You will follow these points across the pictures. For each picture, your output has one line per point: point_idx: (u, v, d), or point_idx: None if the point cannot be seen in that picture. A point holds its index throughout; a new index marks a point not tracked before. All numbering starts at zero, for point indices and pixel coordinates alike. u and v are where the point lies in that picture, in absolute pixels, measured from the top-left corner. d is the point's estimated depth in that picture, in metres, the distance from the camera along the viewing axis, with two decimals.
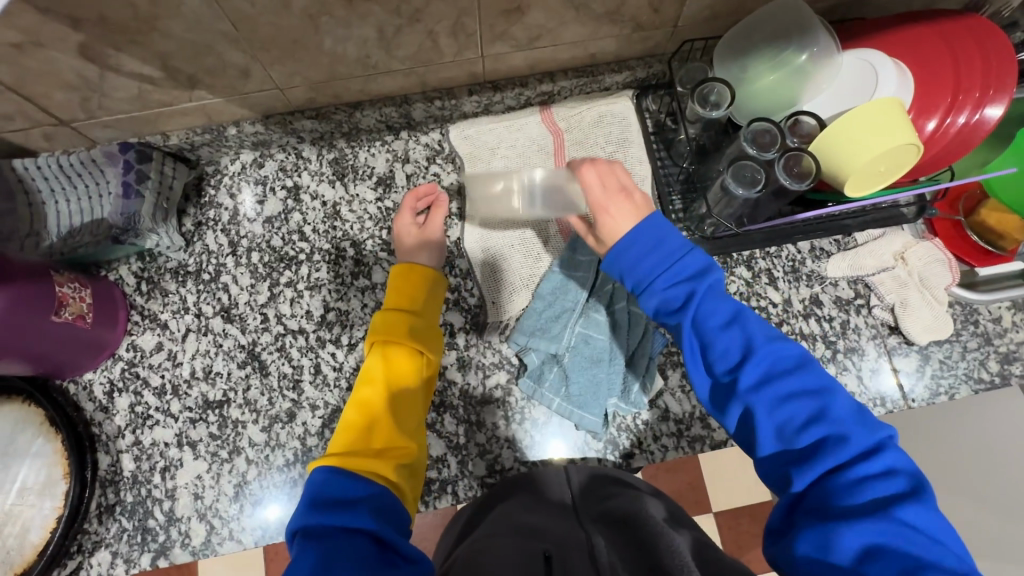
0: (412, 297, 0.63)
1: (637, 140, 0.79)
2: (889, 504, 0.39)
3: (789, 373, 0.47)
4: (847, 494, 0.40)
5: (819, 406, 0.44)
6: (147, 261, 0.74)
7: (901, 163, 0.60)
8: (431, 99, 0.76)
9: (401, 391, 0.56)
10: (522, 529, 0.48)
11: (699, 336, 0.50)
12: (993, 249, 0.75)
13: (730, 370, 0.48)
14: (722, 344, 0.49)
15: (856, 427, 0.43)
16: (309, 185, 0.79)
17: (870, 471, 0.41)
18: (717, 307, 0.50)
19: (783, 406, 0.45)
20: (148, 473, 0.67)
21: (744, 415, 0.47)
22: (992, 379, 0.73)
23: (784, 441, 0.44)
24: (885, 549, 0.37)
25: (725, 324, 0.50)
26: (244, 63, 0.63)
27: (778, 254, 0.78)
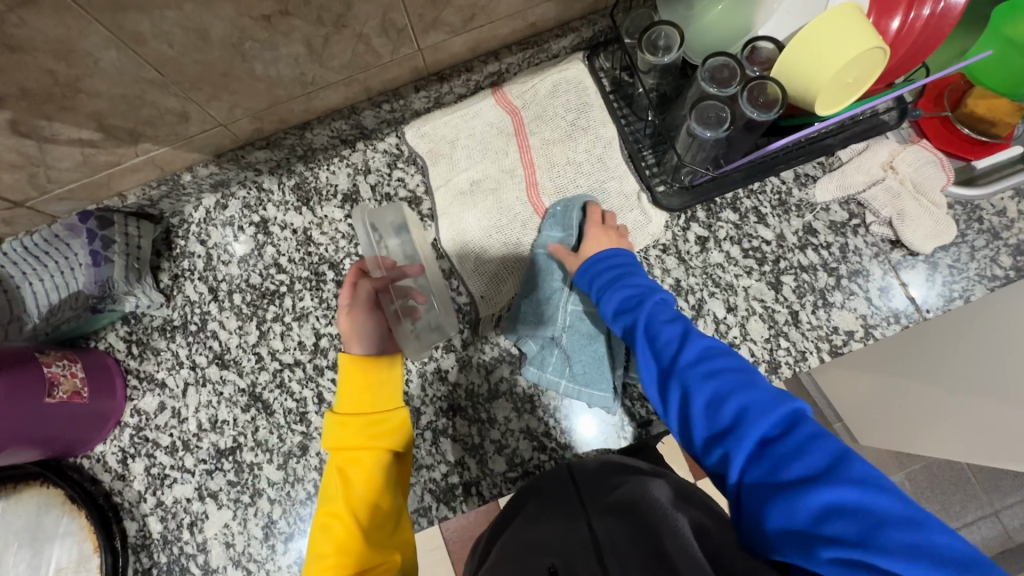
0: (367, 400, 0.54)
1: (596, 102, 0.77)
2: (830, 459, 0.37)
3: (725, 362, 0.46)
4: (794, 459, 0.38)
5: (750, 384, 0.44)
6: (133, 323, 0.73)
7: (867, 71, 0.57)
8: (379, 104, 0.74)
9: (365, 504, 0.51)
10: (528, 548, 0.46)
11: (643, 344, 0.52)
12: (988, 138, 0.73)
13: (671, 355, 0.49)
14: (663, 345, 0.50)
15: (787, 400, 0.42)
16: (276, 216, 0.77)
17: (811, 441, 0.38)
18: (662, 311, 0.53)
19: (718, 386, 0.45)
20: (176, 532, 0.67)
21: (685, 401, 0.47)
22: (1007, 275, 0.70)
23: (721, 431, 0.43)
24: (838, 505, 0.34)
25: (670, 321, 0.52)
26: (181, 107, 0.62)
27: (762, 190, 0.75)
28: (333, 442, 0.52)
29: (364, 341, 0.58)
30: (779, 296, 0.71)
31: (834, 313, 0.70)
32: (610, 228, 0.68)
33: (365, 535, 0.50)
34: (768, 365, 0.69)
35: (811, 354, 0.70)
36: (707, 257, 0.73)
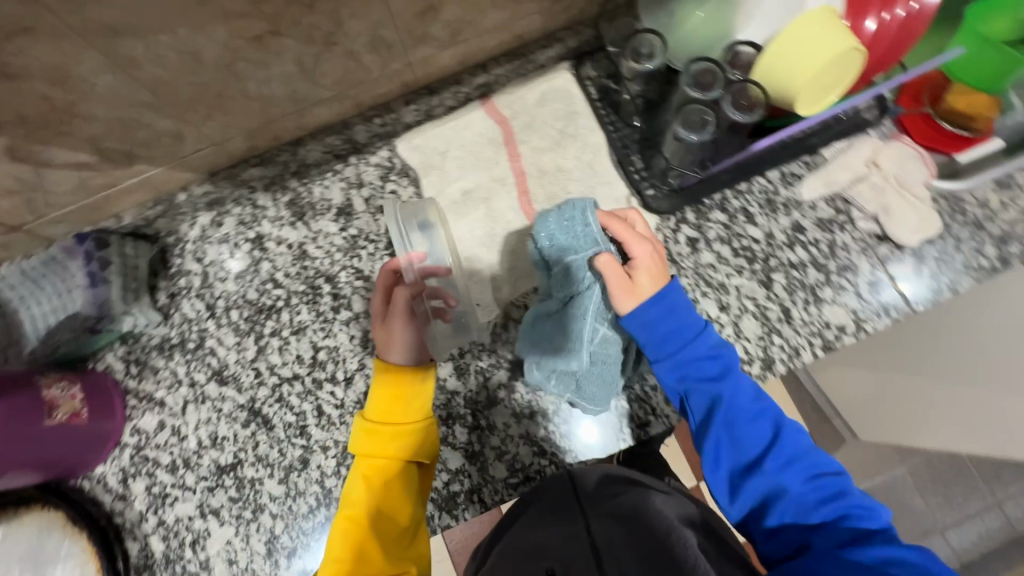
0: (393, 414, 0.63)
1: (584, 110, 0.79)
2: (886, 536, 0.51)
3: (803, 458, 0.57)
4: (864, 545, 0.50)
5: (818, 465, 0.57)
6: (132, 342, 0.74)
7: (846, 71, 0.58)
8: (369, 118, 0.75)
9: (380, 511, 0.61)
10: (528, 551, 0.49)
11: (723, 418, 0.59)
12: (968, 133, 0.75)
13: (756, 450, 0.58)
14: (744, 430, 0.59)
15: (857, 494, 0.55)
16: (271, 232, 0.77)
17: (870, 519, 0.52)
18: (743, 385, 0.61)
19: (794, 467, 0.57)
20: (179, 550, 0.67)
21: (764, 485, 0.56)
22: (993, 264, 0.71)
23: (803, 521, 0.54)
24: (894, 559, 0.48)
25: (747, 395, 0.60)
26: (175, 128, 0.63)
27: (749, 189, 0.76)
28: (362, 448, 0.63)
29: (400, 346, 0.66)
30: (770, 294, 0.72)
31: (826, 308, 0.71)
32: (655, 254, 0.64)
33: (382, 544, 0.60)
34: (763, 363, 0.69)
35: (804, 349, 0.70)
36: (698, 257, 0.74)
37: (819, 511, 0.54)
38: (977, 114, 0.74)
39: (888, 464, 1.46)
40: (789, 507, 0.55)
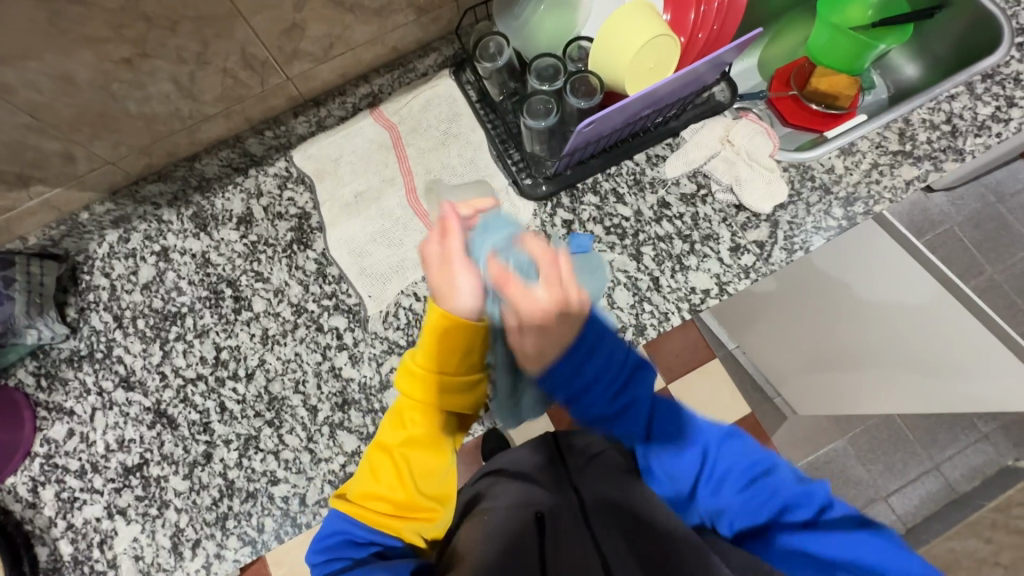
0: (450, 363, 0.59)
1: (465, 111, 0.84)
2: (837, 517, 0.53)
3: (738, 469, 0.60)
4: (821, 538, 0.52)
5: (761, 467, 0.60)
6: (42, 357, 0.77)
7: (665, 53, 0.66)
8: (261, 131, 0.80)
9: (420, 452, 0.62)
10: (525, 498, 0.68)
11: (649, 455, 0.64)
12: (830, 110, 0.91)
13: (692, 480, 0.62)
14: (673, 464, 0.63)
15: (804, 486, 0.57)
16: (175, 244, 0.82)
17: (803, 509, 0.55)
18: (670, 415, 0.63)
19: (733, 479, 0.60)
20: (87, 551, 0.70)
21: (709, 505, 0.60)
22: (840, 224, 0.77)
23: (750, 527, 0.57)
24: (850, 550, 0.49)
25: (676, 427, 0.63)
26: (64, 149, 0.68)
27: (619, 172, 0.81)
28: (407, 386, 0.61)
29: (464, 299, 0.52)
30: (640, 266, 0.77)
31: (691, 275, 0.77)
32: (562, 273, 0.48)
33: (412, 482, 0.62)
34: (636, 329, 0.75)
35: (673, 314, 0.76)
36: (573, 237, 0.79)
37: (758, 511, 0.57)
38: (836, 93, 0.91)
39: (828, 436, 1.50)
40: (738, 520, 0.58)
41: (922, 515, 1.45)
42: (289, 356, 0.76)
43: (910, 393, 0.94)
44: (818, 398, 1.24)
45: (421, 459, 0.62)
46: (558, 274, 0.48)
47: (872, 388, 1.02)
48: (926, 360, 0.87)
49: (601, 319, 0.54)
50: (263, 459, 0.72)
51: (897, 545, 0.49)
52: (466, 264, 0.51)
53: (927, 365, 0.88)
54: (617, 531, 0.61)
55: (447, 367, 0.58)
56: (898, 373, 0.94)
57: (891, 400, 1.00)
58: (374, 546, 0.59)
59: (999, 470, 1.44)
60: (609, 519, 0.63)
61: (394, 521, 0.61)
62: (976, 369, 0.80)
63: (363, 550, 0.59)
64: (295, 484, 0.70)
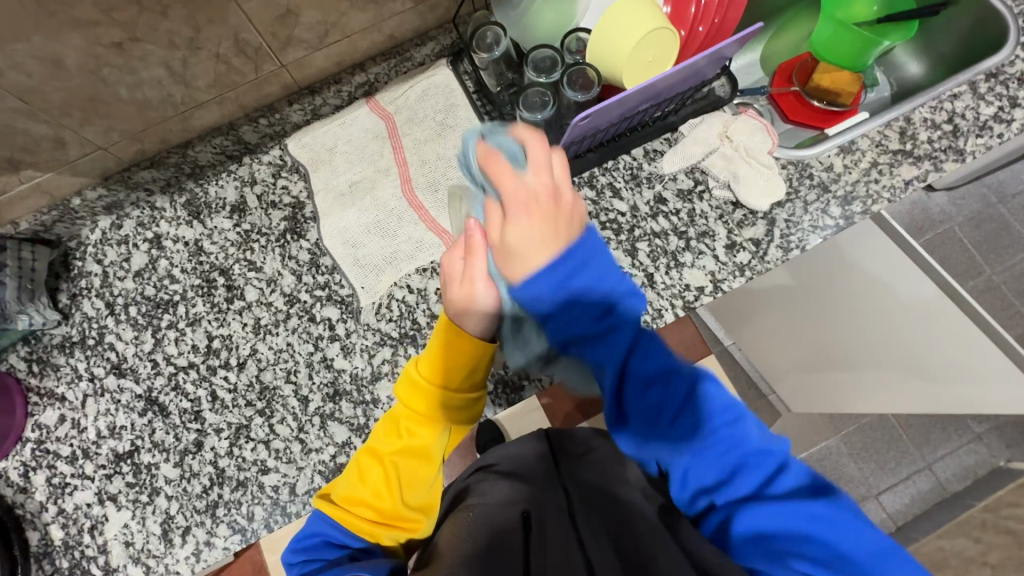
0: (446, 373, 0.61)
1: (462, 102, 0.83)
2: (796, 488, 0.51)
3: (708, 420, 0.56)
4: (776, 505, 0.50)
5: (731, 422, 0.56)
6: (34, 343, 0.77)
7: (663, 47, 0.65)
8: (255, 118, 0.79)
9: (409, 463, 0.62)
10: (512, 490, 0.67)
11: (614, 382, 0.58)
12: (836, 106, 0.91)
13: (653, 422, 0.58)
14: (640, 401, 0.58)
15: (766, 448, 0.54)
16: (168, 232, 0.81)
17: (759, 469, 0.53)
18: (641, 350, 0.59)
19: (700, 431, 0.56)
20: (78, 536, 0.70)
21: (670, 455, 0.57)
22: (837, 223, 0.77)
23: (706, 486, 0.54)
24: (808, 528, 0.48)
25: (651, 365, 0.58)
26: (55, 133, 0.67)
27: (616, 166, 0.81)
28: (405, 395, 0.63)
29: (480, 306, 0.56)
30: (634, 262, 0.77)
31: (686, 272, 0.76)
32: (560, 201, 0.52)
33: (398, 491, 0.62)
34: None
35: (667, 310, 0.76)
36: None
37: (715, 467, 0.54)
38: (841, 90, 0.90)
39: (822, 434, 1.51)
40: (697, 477, 0.55)
41: (912, 513, 1.46)
42: (281, 346, 0.75)
43: (910, 396, 0.94)
44: (815, 397, 1.23)
45: (410, 470, 0.62)
46: (545, 161, 0.52)
47: (872, 391, 1.01)
48: (928, 365, 0.86)
49: (595, 242, 0.53)
50: (254, 448, 0.72)
51: (854, 520, 0.48)
52: (486, 280, 0.56)
53: (928, 370, 0.87)
54: (596, 519, 0.60)
55: (449, 380, 0.61)
56: (897, 376, 0.93)
57: (890, 402, 0.99)
58: (350, 548, 0.60)
59: (991, 471, 1.44)
60: (590, 512, 0.63)
61: (376, 528, 0.61)
62: (982, 374, 0.80)
63: (340, 552, 0.59)
64: (285, 474, 0.71)
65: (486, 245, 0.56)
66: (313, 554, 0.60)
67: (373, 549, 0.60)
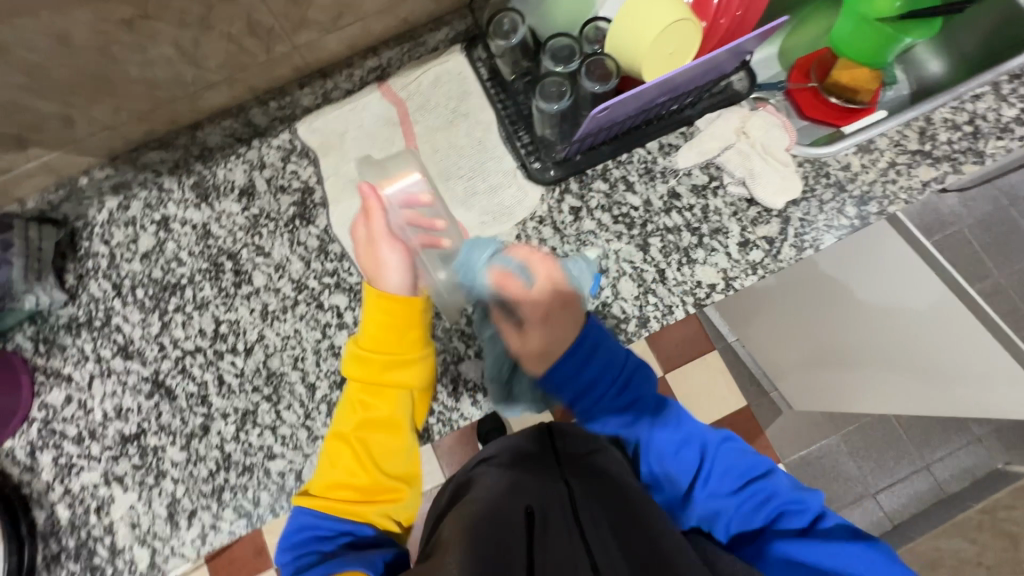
0: (390, 351, 0.69)
1: (475, 90, 0.82)
2: (831, 527, 0.63)
3: (731, 474, 0.72)
4: (819, 544, 0.61)
5: (767, 492, 0.69)
6: (40, 322, 0.76)
7: (684, 39, 0.63)
8: (265, 101, 0.78)
9: (376, 439, 0.69)
10: (514, 488, 0.65)
11: (648, 454, 0.75)
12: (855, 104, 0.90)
13: (688, 483, 0.73)
14: (671, 462, 0.74)
15: (799, 498, 0.67)
16: (176, 214, 0.80)
17: (798, 519, 0.65)
18: (665, 423, 0.75)
19: (725, 476, 0.71)
20: (84, 516, 0.70)
21: (705, 508, 0.70)
22: (852, 223, 0.76)
23: (745, 529, 0.67)
24: (851, 559, 0.58)
25: (680, 445, 0.74)
26: (62, 111, 0.66)
27: (630, 159, 0.80)
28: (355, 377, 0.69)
29: (392, 275, 0.71)
30: (646, 257, 0.76)
31: (698, 268, 0.75)
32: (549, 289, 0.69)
33: (374, 466, 0.69)
34: (638, 321, 0.74)
35: (677, 307, 0.75)
36: (580, 225, 0.78)
37: (753, 518, 0.67)
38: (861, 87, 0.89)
39: (822, 432, 1.51)
40: (734, 526, 0.68)
41: (909, 513, 1.47)
42: (289, 332, 0.75)
43: (915, 397, 0.93)
44: (817, 397, 1.23)
45: (378, 444, 0.70)
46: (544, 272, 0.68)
47: (874, 391, 1.01)
48: (933, 367, 0.86)
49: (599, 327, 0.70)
50: (260, 433, 0.72)
51: (885, 556, 0.57)
52: (386, 243, 0.71)
53: (934, 370, 0.86)
54: (605, 524, 0.58)
55: (392, 356, 0.68)
56: (903, 378, 0.93)
57: (894, 403, 0.99)
58: (345, 535, 0.66)
59: (989, 473, 1.45)
60: (597, 513, 0.60)
61: (358, 508, 0.68)
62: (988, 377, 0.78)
63: (337, 539, 0.65)
64: (291, 460, 0.71)
65: (380, 210, 0.71)
66: (310, 542, 0.66)
67: (366, 529, 0.67)
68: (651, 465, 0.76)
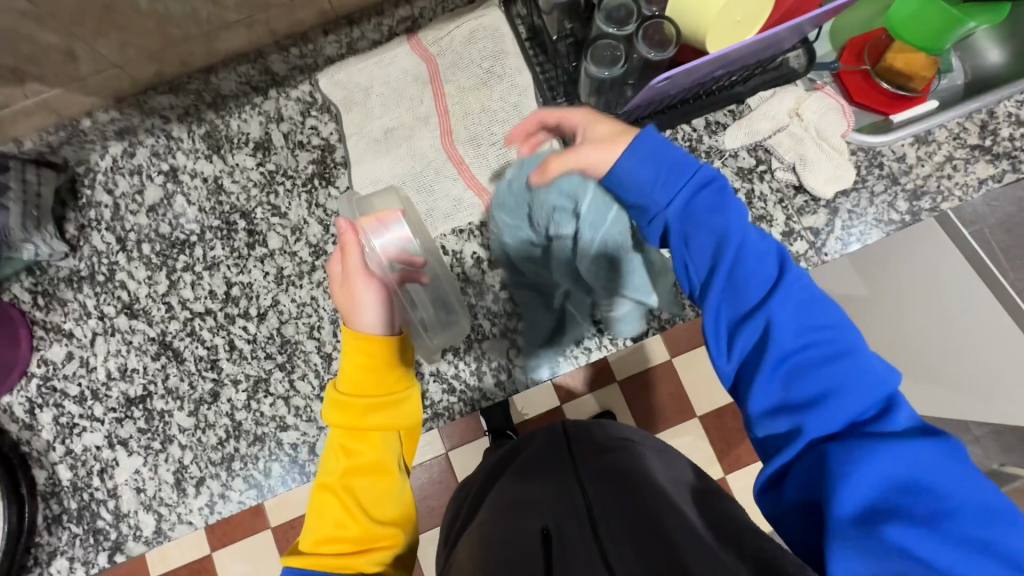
0: (377, 378, 0.51)
1: (512, 50, 0.75)
2: (916, 431, 0.38)
3: (811, 315, 0.44)
4: (884, 438, 0.37)
5: (841, 349, 0.42)
6: (39, 274, 0.72)
7: (755, 6, 0.57)
8: (286, 48, 0.72)
9: (367, 483, 0.50)
10: (519, 504, 0.52)
11: (719, 266, 0.47)
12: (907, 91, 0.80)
13: (755, 304, 0.45)
14: (747, 276, 0.46)
15: (879, 375, 0.41)
16: (186, 165, 0.75)
17: (870, 399, 0.40)
18: (751, 235, 0.47)
19: (803, 327, 0.43)
20: (86, 479, 0.68)
21: (753, 343, 0.44)
22: (903, 218, 0.72)
23: (794, 396, 0.41)
24: (918, 483, 0.35)
25: (761, 253, 0.46)
26: (64, 44, 0.58)
27: (673, 136, 0.76)
28: (336, 417, 0.51)
29: (369, 314, 0.52)
30: None
31: None
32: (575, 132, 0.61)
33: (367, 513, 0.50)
34: (673, 309, 0.70)
35: None
36: None
37: (814, 378, 0.41)
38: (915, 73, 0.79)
39: None
40: (778, 387, 0.42)
41: None
42: (305, 300, 0.71)
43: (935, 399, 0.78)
44: None
45: (370, 489, 0.50)
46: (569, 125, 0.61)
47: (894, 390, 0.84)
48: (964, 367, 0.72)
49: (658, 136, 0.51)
50: (272, 403, 0.69)
51: (967, 474, 0.35)
52: (365, 279, 0.52)
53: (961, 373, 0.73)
54: (627, 534, 0.44)
55: (381, 384, 0.51)
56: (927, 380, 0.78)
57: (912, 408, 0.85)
58: None
59: None
60: (617, 517, 0.46)
61: (352, 559, 0.47)
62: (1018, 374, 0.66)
63: None
64: (305, 433, 0.68)
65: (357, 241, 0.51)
66: None
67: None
68: (696, 260, 0.48)
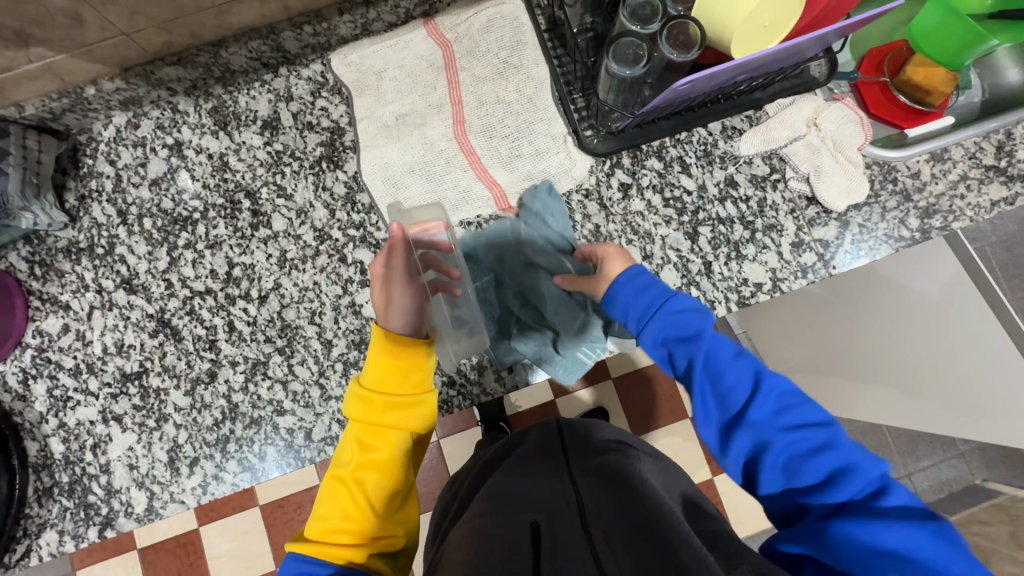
0: (396, 380, 0.52)
1: (531, 41, 0.74)
2: (906, 509, 0.42)
3: (793, 410, 0.50)
4: (876, 515, 0.41)
5: (826, 440, 0.48)
6: (36, 244, 0.70)
7: (784, 12, 0.56)
8: (299, 25, 0.69)
9: (374, 477, 0.50)
10: (511, 499, 0.50)
11: (702, 371, 0.54)
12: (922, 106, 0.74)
13: (742, 405, 0.51)
14: (729, 383, 0.52)
15: (866, 461, 0.46)
16: (191, 140, 0.73)
17: (859, 482, 0.44)
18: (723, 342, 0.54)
19: (792, 428, 0.49)
20: (79, 453, 0.67)
21: (750, 440, 0.50)
22: (912, 236, 0.71)
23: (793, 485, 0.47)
24: (916, 554, 0.39)
25: (736, 356, 0.54)
26: (71, 8, 0.54)
27: (689, 139, 0.75)
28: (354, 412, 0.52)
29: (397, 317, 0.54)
30: (694, 247, 0.73)
31: (746, 265, 0.73)
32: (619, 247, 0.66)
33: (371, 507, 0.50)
34: None
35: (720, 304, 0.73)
36: (628, 204, 0.74)
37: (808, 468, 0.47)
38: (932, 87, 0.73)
39: None
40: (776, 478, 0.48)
41: None
42: (307, 284, 0.70)
43: None
44: None
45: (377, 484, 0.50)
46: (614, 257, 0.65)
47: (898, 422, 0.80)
48: None
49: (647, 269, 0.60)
50: (270, 386, 0.68)
51: (952, 546, 0.39)
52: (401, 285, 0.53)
53: None
54: (621, 539, 0.43)
55: (402, 387, 0.52)
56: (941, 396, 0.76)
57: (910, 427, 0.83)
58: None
59: None
60: (612, 520, 0.45)
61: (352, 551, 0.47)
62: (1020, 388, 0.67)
63: None
64: (301, 419, 0.68)
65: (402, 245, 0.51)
66: None
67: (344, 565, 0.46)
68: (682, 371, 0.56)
